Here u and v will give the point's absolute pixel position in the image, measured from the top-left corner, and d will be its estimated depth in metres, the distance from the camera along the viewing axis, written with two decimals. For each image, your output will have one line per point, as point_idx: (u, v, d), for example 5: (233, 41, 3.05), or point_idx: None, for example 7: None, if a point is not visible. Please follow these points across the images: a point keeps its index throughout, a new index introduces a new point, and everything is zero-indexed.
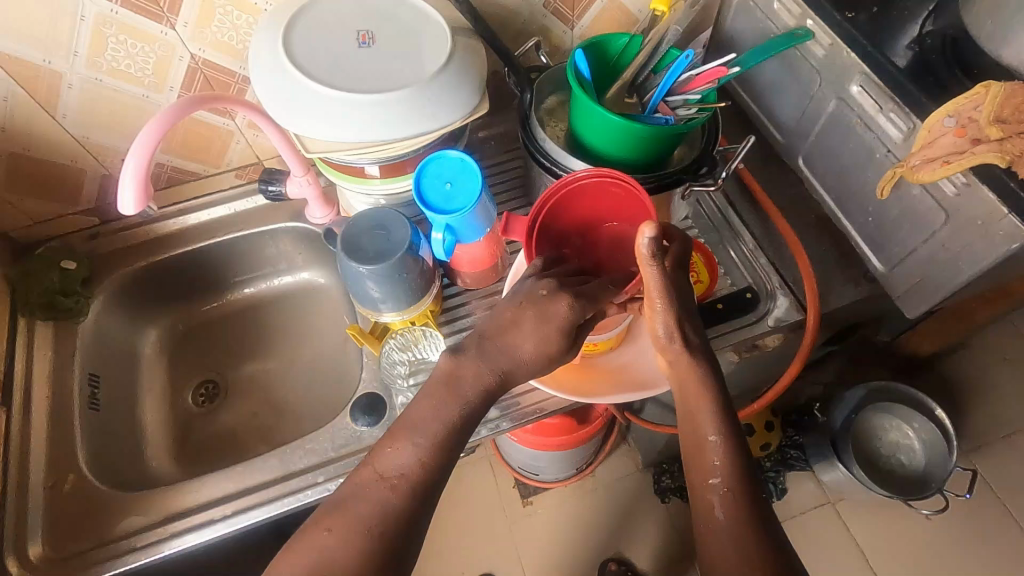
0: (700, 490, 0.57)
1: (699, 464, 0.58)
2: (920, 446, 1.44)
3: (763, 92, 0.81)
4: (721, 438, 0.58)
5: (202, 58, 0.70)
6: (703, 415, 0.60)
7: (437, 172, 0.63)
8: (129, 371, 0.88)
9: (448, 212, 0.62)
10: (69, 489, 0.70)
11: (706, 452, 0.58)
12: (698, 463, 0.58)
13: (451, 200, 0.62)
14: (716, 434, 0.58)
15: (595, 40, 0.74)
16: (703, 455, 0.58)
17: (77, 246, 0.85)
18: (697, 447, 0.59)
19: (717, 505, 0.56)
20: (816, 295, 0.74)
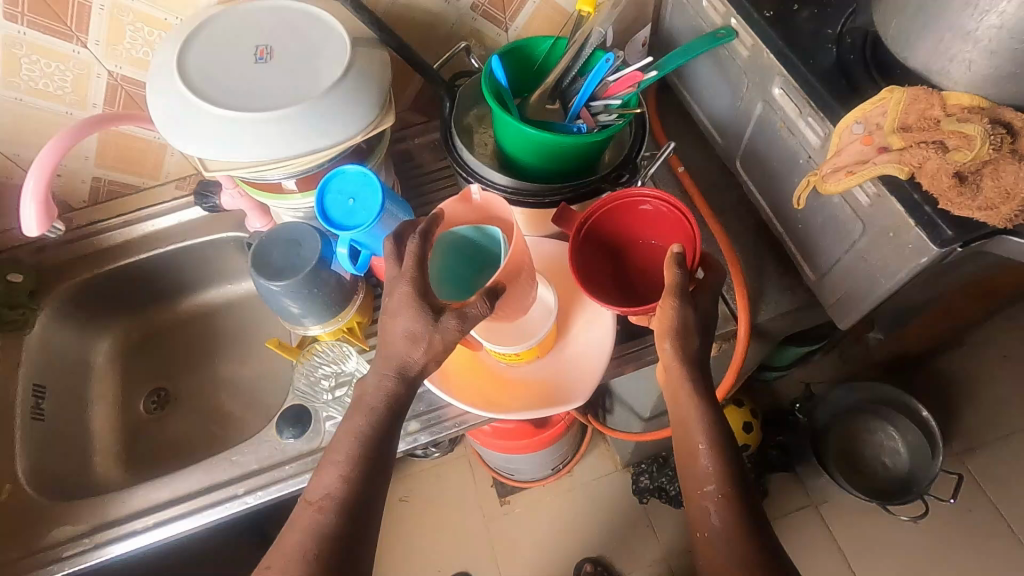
0: (695, 498, 0.56)
1: (691, 472, 0.57)
2: (905, 449, 1.39)
3: (701, 93, 0.78)
4: (710, 448, 0.56)
5: (120, 74, 0.70)
6: (694, 423, 0.58)
7: (340, 190, 0.63)
8: (79, 379, 0.90)
9: (351, 228, 0.61)
10: (5, 499, 0.72)
11: (698, 458, 0.57)
12: (691, 472, 0.57)
13: (352, 216, 0.62)
14: (705, 443, 0.56)
15: (518, 44, 0.72)
16: (695, 463, 0.57)
17: (24, 259, 0.87)
18: (688, 454, 0.58)
19: (711, 512, 0.54)
20: (747, 304, 0.71)
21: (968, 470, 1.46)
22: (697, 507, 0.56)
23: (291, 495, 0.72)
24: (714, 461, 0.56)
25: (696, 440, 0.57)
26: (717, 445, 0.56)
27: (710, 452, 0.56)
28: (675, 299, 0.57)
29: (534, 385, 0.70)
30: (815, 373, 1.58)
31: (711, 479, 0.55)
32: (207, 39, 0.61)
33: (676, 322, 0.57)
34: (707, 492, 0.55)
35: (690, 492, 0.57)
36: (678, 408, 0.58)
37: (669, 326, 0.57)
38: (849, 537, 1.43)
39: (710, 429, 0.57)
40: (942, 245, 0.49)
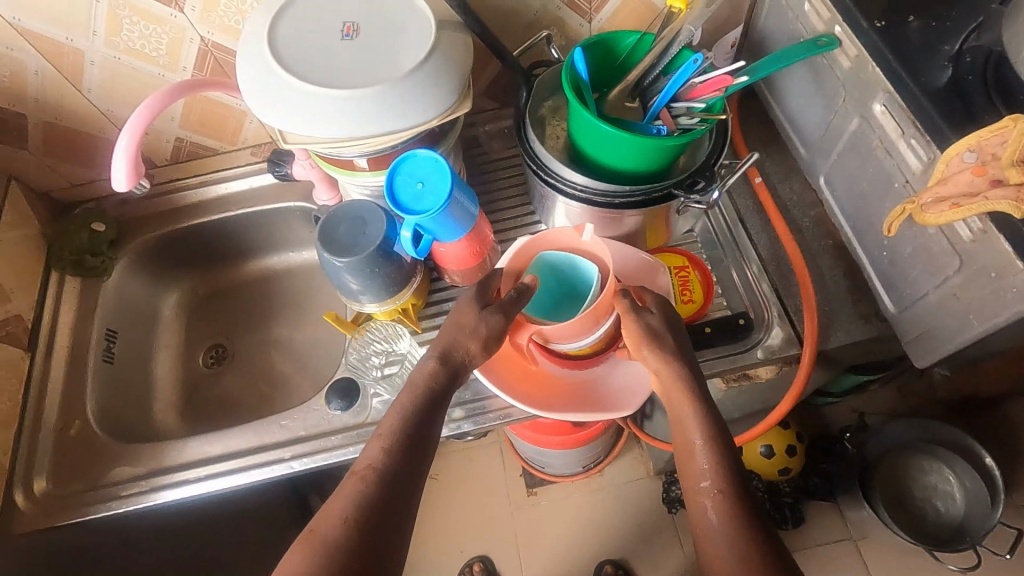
0: (693, 496, 0.55)
1: (688, 468, 0.56)
2: (961, 494, 1.30)
3: (792, 103, 0.74)
4: (705, 442, 0.56)
5: (211, 40, 0.72)
6: (690, 422, 0.57)
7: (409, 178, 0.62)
8: (148, 329, 0.95)
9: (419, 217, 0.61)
10: (74, 434, 0.77)
11: (696, 457, 0.56)
12: (688, 469, 0.56)
13: (421, 205, 0.62)
14: (701, 438, 0.56)
15: (601, 36, 0.70)
16: (691, 460, 0.56)
17: (109, 210, 0.92)
18: (685, 454, 0.57)
19: (708, 508, 0.53)
20: (816, 330, 0.68)
21: None
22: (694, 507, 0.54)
23: (334, 464, 0.74)
24: (710, 457, 0.55)
25: (691, 436, 0.56)
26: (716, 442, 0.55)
27: (706, 449, 0.55)
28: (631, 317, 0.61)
29: (580, 387, 0.70)
30: (870, 403, 1.50)
31: (707, 476, 0.54)
32: (296, 12, 0.62)
33: (642, 330, 0.61)
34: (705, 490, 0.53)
35: (690, 496, 0.55)
36: (678, 404, 0.58)
37: (637, 334, 0.61)
38: None
39: (707, 426, 0.56)
40: None
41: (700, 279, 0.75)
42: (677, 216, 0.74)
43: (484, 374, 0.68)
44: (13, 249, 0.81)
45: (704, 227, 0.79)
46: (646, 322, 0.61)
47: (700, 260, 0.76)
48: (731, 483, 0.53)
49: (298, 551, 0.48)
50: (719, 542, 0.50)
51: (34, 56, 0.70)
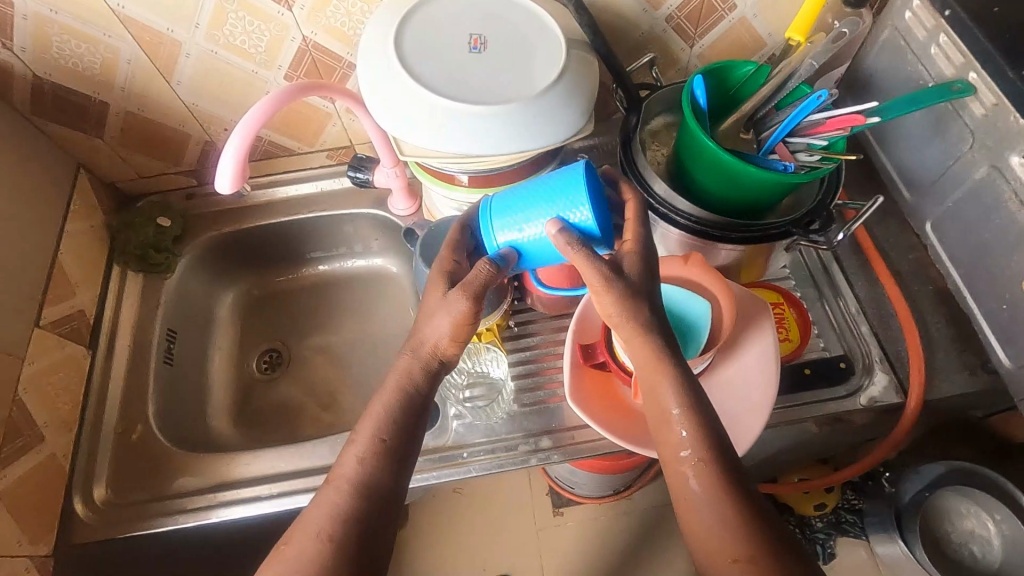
0: (671, 466, 0.49)
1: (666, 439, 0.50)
2: (1000, 541, 1.23)
3: (900, 145, 0.72)
4: (684, 411, 0.49)
5: (313, 41, 0.70)
6: (665, 390, 0.50)
7: (530, 195, 0.56)
8: (203, 329, 0.92)
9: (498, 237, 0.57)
10: (136, 439, 0.74)
11: (674, 425, 0.49)
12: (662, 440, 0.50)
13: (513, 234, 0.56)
14: (679, 408, 0.49)
15: (718, 64, 0.68)
16: (668, 431, 0.49)
17: (174, 204, 0.88)
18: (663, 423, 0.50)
19: (691, 480, 0.47)
20: (923, 380, 0.66)
21: None
22: (674, 478, 0.48)
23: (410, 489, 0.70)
24: (689, 428, 0.48)
25: (668, 406, 0.49)
26: (699, 416, 0.49)
27: (685, 418, 0.49)
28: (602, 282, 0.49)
29: None
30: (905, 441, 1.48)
31: (688, 446, 0.48)
32: (420, 21, 0.59)
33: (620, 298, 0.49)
34: (690, 465, 0.47)
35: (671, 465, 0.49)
36: (650, 373, 0.50)
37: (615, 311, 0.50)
38: None
39: (686, 396, 0.49)
40: None
41: (796, 319, 0.72)
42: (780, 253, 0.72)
43: (575, 402, 0.65)
44: (80, 241, 0.78)
45: (797, 263, 0.78)
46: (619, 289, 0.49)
47: (796, 297, 0.74)
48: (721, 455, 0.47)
49: (330, 501, 0.46)
50: (711, 522, 0.45)
51: (129, 44, 0.67)
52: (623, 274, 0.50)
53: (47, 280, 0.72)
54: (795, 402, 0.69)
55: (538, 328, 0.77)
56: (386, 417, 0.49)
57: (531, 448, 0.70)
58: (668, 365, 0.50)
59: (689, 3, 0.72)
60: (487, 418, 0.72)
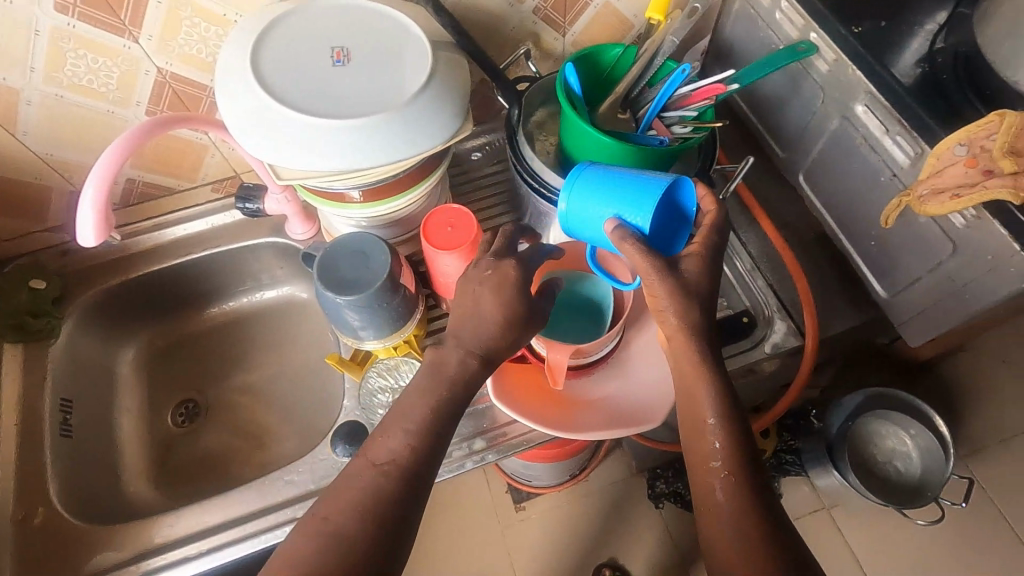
0: (700, 474, 0.54)
1: (699, 445, 0.55)
2: (918, 453, 1.34)
3: (766, 106, 0.77)
4: (720, 421, 0.54)
5: (170, 71, 0.66)
6: (703, 393, 0.55)
7: (615, 180, 0.58)
8: (105, 392, 0.85)
9: (565, 203, 0.60)
10: (39, 524, 0.68)
11: (703, 435, 0.55)
12: (698, 445, 0.55)
13: (577, 211, 0.60)
14: (715, 417, 0.54)
15: (587, 50, 0.70)
16: (702, 434, 0.55)
17: (48, 264, 0.81)
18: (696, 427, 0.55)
19: (716, 489, 0.52)
20: (816, 321, 0.71)
21: (975, 476, 1.42)
22: (701, 481, 0.54)
23: None
24: (723, 439, 0.54)
25: (704, 414, 0.55)
26: (730, 418, 0.55)
27: (720, 428, 0.54)
28: (656, 276, 0.54)
29: (605, 403, 0.67)
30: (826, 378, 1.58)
31: (720, 456, 0.53)
32: (276, 39, 0.57)
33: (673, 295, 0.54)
34: (720, 477, 0.53)
35: (699, 470, 0.54)
36: (690, 376, 0.56)
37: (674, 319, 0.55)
38: (864, 543, 1.38)
39: (720, 404, 0.55)
40: None
41: None
42: None
43: (501, 402, 0.65)
44: None
45: None
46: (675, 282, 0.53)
47: None
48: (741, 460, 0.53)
49: (332, 505, 0.47)
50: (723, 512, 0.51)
51: None
52: (679, 273, 0.55)
53: None
54: None
55: None
56: (392, 428, 0.51)
57: (466, 452, 0.70)
58: (709, 369, 0.55)
59: None
60: None
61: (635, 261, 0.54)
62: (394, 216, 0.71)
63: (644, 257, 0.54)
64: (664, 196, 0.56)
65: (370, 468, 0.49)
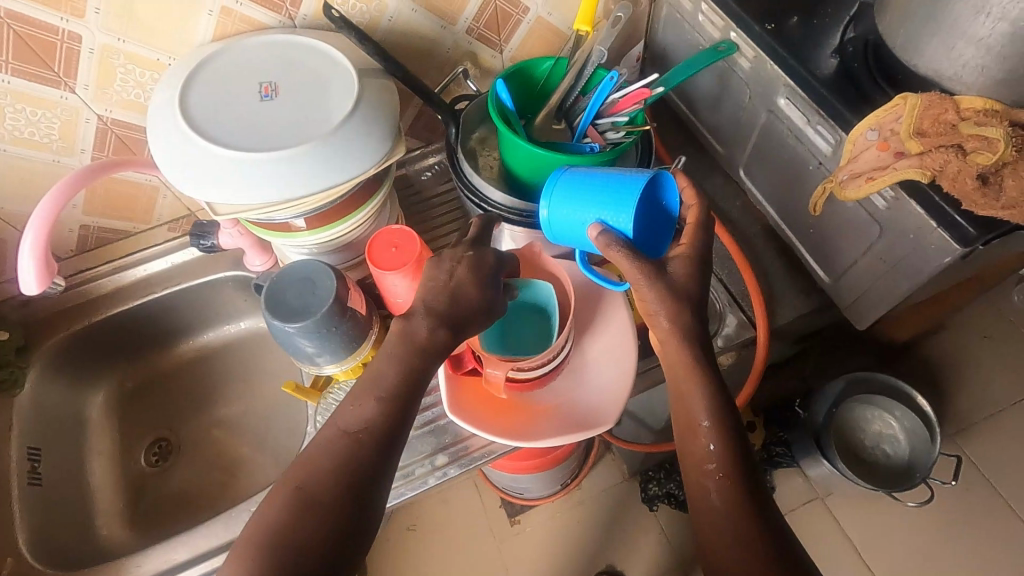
0: (696, 477, 0.54)
1: (691, 448, 0.55)
2: (904, 435, 1.33)
3: (701, 105, 0.79)
4: (713, 424, 0.54)
5: (110, 118, 0.67)
6: (693, 397, 0.56)
7: (593, 186, 0.59)
8: (76, 438, 0.86)
9: (548, 210, 0.61)
10: (8, 574, 0.69)
11: (699, 437, 0.55)
12: (689, 447, 0.55)
13: (559, 218, 0.61)
14: (708, 419, 0.55)
15: (518, 66, 0.72)
16: (695, 436, 0.55)
17: (9, 315, 0.82)
18: (688, 430, 0.56)
19: (712, 492, 0.53)
20: (764, 311, 0.72)
21: (964, 453, 1.42)
22: (696, 484, 0.54)
23: None
24: (716, 440, 0.54)
25: (698, 417, 0.55)
26: (723, 420, 0.55)
27: (712, 429, 0.54)
28: (646, 281, 0.55)
29: (560, 411, 0.68)
30: None
31: (714, 458, 0.53)
32: (204, 79, 0.59)
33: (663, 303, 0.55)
34: (716, 480, 0.53)
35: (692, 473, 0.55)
36: (683, 379, 0.56)
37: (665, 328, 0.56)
38: (861, 529, 1.37)
39: (712, 405, 0.55)
40: (966, 244, 0.50)
41: None
42: None
43: (457, 416, 0.66)
44: None
45: None
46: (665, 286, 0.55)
47: None
48: (735, 460, 0.53)
49: (277, 512, 0.47)
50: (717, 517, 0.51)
51: None
52: (668, 276, 0.56)
53: None
54: None
55: None
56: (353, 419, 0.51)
57: (428, 468, 0.70)
58: (701, 371, 0.56)
59: (482, 13, 0.76)
60: None
61: (623, 268, 0.56)
62: (343, 241, 0.72)
63: (635, 263, 0.55)
64: (643, 200, 0.58)
65: (330, 449, 0.50)
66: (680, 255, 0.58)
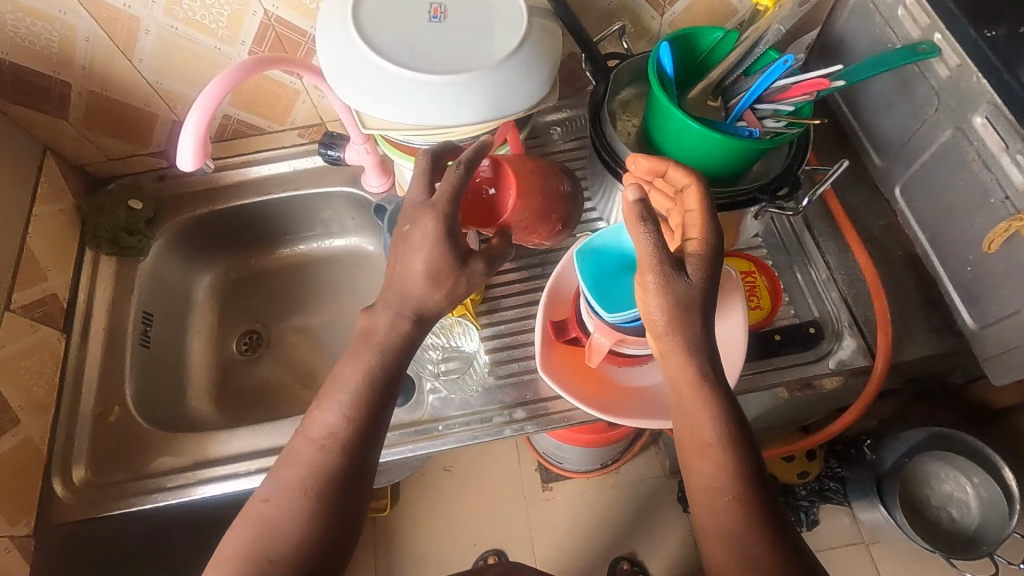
0: (701, 497, 0.50)
1: (696, 470, 0.51)
2: (977, 504, 1.20)
3: (870, 111, 0.73)
4: (724, 446, 0.50)
5: (275, 14, 0.69)
6: (701, 418, 0.51)
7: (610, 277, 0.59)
8: (182, 312, 0.92)
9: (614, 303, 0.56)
10: (113, 421, 0.74)
11: (708, 458, 0.50)
12: (693, 466, 0.51)
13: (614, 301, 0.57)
14: (715, 439, 0.50)
15: (685, 31, 0.68)
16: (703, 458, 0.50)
17: (145, 186, 0.88)
18: (695, 451, 0.51)
19: None
20: (890, 342, 0.67)
21: None
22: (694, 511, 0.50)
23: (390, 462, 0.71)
24: None
25: (704, 435, 0.50)
26: (732, 441, 0.50)
27: (720, 449, 0.50)
28: (658, 281, 0.49)
29: (651, 394, 0.67)
30: None
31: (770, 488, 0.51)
32: None
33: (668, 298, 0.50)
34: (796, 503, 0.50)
35: None
36: (687, 397, 0.51)
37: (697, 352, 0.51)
38: None
39: (726, 427, 0.50)
40: None
41: (767, 285, 0.73)
42: (750, 221, 0.72)
43: (547, 374, 0.66)
44: (49, 225, 0.77)
45: (770, 231, 0.78)
46: (671, 290, 0.49)
47: (768, 265, 0.75)
48: None
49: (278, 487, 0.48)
50: None
51: (86, 20, 0.66)
52: (682, 281, 0.50)
53: (18, 262, 0.72)
54: (765, 368, 0.69)
55: (515, 301, 0.77)
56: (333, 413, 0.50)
57: (506, 419, 0.71)
58: None
59: None
60: (462, 391, 0.73)
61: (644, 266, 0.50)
62: None
63: (650, 251, 0.49)
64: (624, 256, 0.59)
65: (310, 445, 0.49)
66: (697, 252, 0.51)
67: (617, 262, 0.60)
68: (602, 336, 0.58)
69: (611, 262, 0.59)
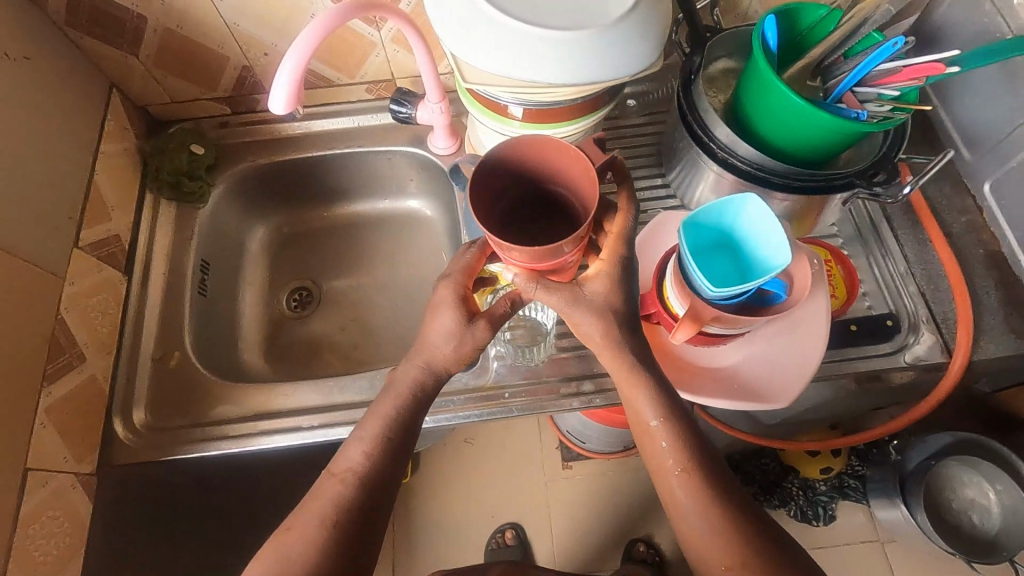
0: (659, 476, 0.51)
1: (649, 448, 0.51)
2: (999, 510, 1.17)
3: (964, 104, 0.71)
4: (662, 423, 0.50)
5: None
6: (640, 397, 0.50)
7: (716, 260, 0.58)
8: (234, 264, 0.90)
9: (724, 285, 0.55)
10: (173, 366, 0.74)
11: (655, 437, 0.50)
12: (647, 448, 0.51)
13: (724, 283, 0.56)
14: (656, 419, 0.50)
15: (789, 6, 0.66)
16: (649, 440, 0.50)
17: (206, 132, 0.86)
18: (642, 434, 0.51)
19: None
20: (970, 340, 0.66)
21: None
22: (661, 486, 0.51)
23: (454, 425, 0.71)
24: None
25: (647, 418, 0.50)
26: (675, 425, 0.50)
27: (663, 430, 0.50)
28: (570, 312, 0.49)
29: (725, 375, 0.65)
30: None
31: None
32: None
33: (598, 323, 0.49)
34: None
35: None
36: (625, 386, 0.51)
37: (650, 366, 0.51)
38: None
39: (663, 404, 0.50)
40: None
41: (843, 277, 0.72)
42: (835, 207, 0.69)
43: None
44: (113, 163, 0.76)
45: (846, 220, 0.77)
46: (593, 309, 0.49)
47: (843, 255, 0.73)
48: None
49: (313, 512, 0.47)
50: None
51: None
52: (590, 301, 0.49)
53: (85, 199, 0.70)
54: (836, 357, 0.69)
55: None
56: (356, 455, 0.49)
57: (573, 391, 0.70)
58: None
59: None
60: (529, 361, 0.72)
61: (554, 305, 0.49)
62: None
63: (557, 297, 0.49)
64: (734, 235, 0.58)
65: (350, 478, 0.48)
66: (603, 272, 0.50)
67: (713, 237, 0.59)
68: (693, 314, 0.57)
69: (707, 237, 0.59)
